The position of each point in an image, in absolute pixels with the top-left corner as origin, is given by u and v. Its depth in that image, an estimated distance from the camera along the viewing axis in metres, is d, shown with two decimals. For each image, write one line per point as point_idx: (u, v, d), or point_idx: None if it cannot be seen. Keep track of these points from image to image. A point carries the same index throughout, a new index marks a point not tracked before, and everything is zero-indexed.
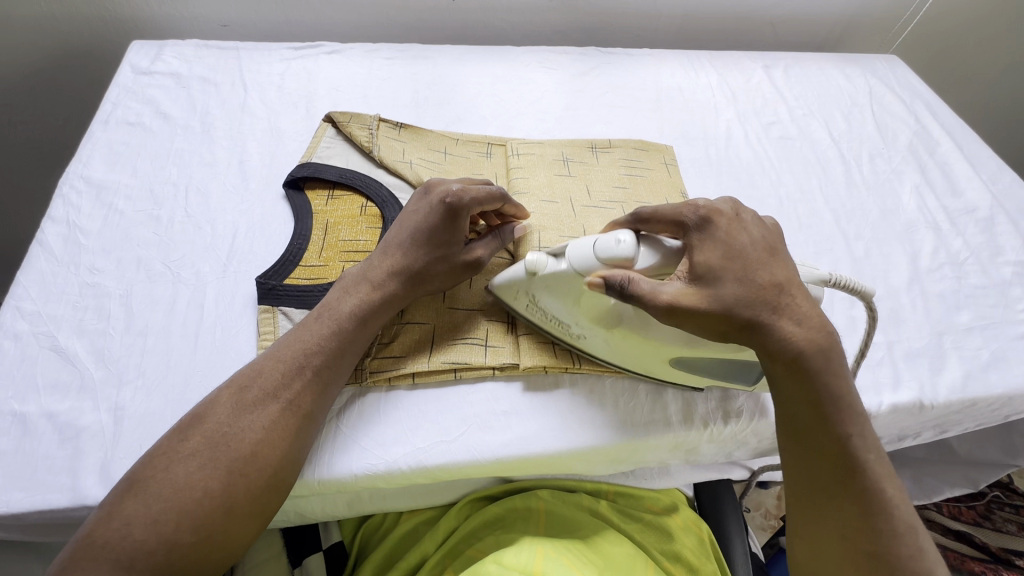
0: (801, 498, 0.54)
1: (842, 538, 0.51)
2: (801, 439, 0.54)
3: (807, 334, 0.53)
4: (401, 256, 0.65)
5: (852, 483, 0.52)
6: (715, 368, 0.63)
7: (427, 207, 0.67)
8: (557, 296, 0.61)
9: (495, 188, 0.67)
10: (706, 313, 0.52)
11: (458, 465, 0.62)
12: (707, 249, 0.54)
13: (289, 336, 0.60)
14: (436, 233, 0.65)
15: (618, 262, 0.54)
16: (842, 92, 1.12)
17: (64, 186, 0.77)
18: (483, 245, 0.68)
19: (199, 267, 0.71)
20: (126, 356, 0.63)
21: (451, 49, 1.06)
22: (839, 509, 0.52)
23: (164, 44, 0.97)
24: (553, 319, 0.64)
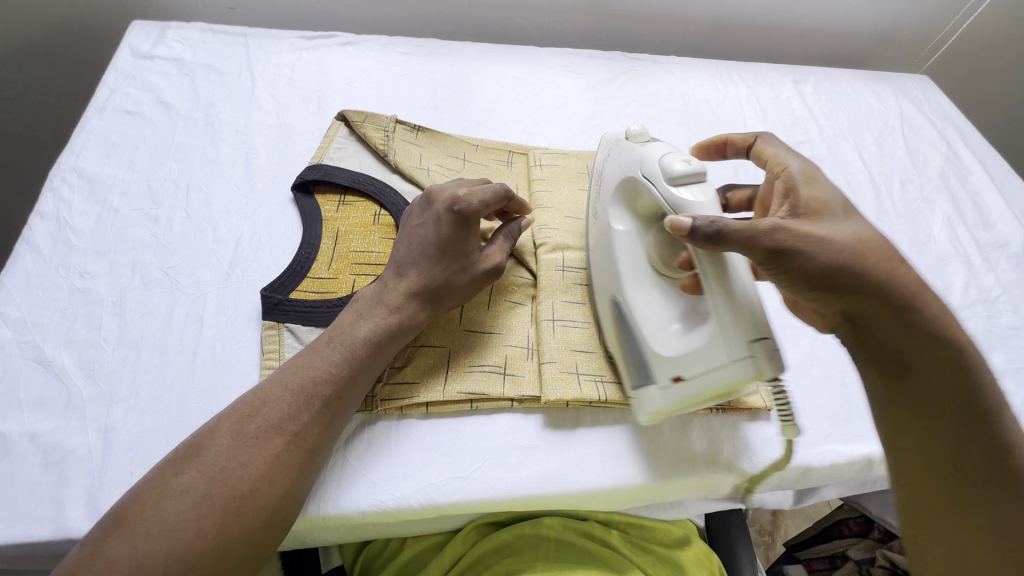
0: (936, 505, 0.50)
1: (990, 551, 0.47)
2: (934, 438, 0.50)
3: (929, 306, 0.51)
4: (415, 273, 0.61)
5: (1008, 493, 0.48)
6: (631, 338, 0.60)
7: (437, 220, 0.62)
8: (616, 174, 0.64)
9: (501, 187, 0.64)
10: (808, 258, 0.50)
11: (473, 502, 0.58)
12: (805, 186, 0.56)
13: (297, 360, 0.56)
14: (451, 246, 0.62)
15: (679, 183, 0.56)
16: (873, 112, 1.08)
17: (56, 178, 0.72)
18: (498, 248, 0.65)
19: (198, 275, 0.66)
20: (118, 372, 0.59)
21: (471, 47, 1.01)
22: (982, 520, 0.48)
23: (167, 26, 0.91)
24: (600, 199, 0.66)
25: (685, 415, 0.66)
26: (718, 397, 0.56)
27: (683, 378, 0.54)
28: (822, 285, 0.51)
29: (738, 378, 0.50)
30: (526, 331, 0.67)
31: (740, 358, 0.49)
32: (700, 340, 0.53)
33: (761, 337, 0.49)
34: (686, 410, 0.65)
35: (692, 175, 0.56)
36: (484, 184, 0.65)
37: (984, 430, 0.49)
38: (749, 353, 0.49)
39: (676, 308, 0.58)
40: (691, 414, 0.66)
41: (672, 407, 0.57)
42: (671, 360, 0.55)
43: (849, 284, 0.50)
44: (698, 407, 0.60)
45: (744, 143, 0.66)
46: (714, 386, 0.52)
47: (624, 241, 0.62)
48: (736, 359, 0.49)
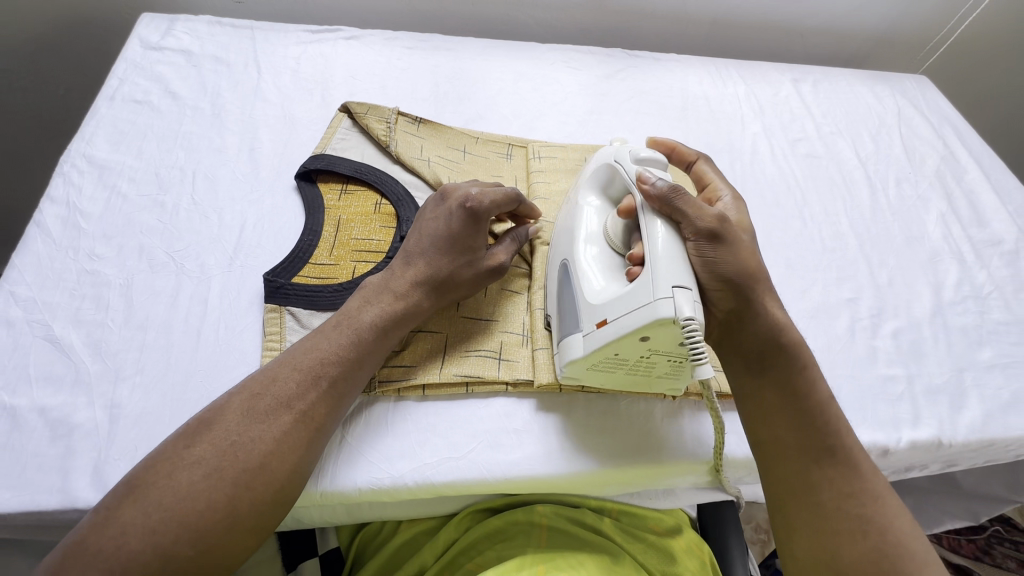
0: (789, 491, 0.55)
1: (838, 526, 0.53)
2: (779, 432, 0.57)
3: (781, 322, 0.58)
4: (423, 263, 0.62)
5: (842, 471, 0.55)
6: (569, 300, 0.62)
7: (449, 214, 0.64)
8: (590, 167, 0.69)
9: (511, 190, 0.66)
10: (730, 254, 0.55)
11: (466, 482, 0.59)
12: (734, 211, 0.64)
13: (304, 342, 0.57)
14: (460, 240, 0.63)
15: (643, 163, 0.62)
16: (871, 111, 1.09)
17: (65, 164, 0.73)
18: (504, 249, 0.67)
19: (203, 259, 0.68)
20: (124, 351, 0.61)
21: (473, 42, 1.02)
22: (828, 496, 0.54)
23: (176, 18, 0.93)
24: (574, 184, 0.71)
25: (677, 402, 0.67)
26: (635, 352, 0.55)
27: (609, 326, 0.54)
28: (732, 287, 0.56)
29: (655, 318, 0.50)
30: (521, 318, 0.69)
31: (660, 299, 0.50)
32: (628, 289, 0.54)
33: (682, 284, 0.51)
34: (677, 397, 0.67)
35: (655, 162, 0.62)
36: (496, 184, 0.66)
37: (823, 422, 0.56)
38: (670, 294, 0.50)
39: (611, 274, 0.61)
40: (683, 401, 0.67)
41: (599, 358, 0.56)
42: (597, 307, 0.56)
43: (745, 295, 0.56)
44: (622, 372, 0.60)
45: (687, 156, 0.72)
46: (634, 331, 0.52)
47: (585, 212, 0.65)
48: (658, 298, 0.50)
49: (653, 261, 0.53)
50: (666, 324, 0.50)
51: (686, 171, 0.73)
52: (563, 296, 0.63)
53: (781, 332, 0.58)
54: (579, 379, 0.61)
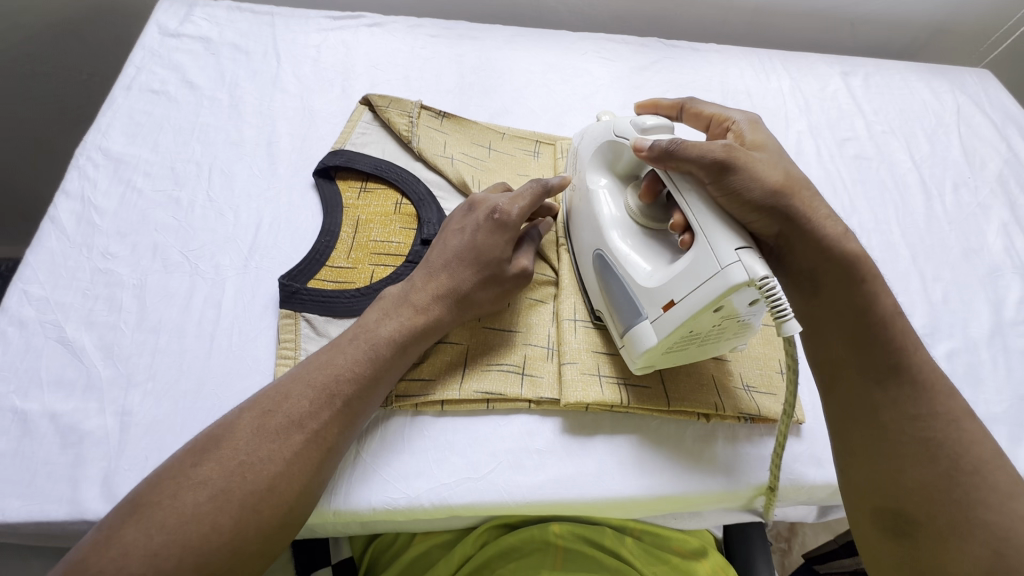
0: (850, 417, 0.53)
1: (902, 451, 0.49)
2: (835, 345, 0.55)
3: (836, 235, 0.54)
4: (447, 275, 0.59)
5: (908, 392, 0.51)
6: (611, 270, 0.61)
7: (476, 227, 0.61)
8: (588, 148, 0.68)
9: (538, 187, 0.62)
10: (748, 178, 0.53)
11: (485, 504, 0.56)
12: (749, 132, 0.61)
13: (320, 355, 0.54)
14: (487, 253, 0.60)
15: (648, 133, 0.60)
16: (926, 108, 1.01)
17: (81, 157, 0.71)
18: (525, 255, 0.63)
19: (218, 259, 0.66)
20: (137, 356, 0.59)
21: (500, 30, 0.97)
22: (887, 418, 0.51)
23: (194, 4, 0.90)
24: (576, 172, 0.69)
25: (710, 424, 0.63)
26: (708, 325, 0.54)
27: (674, 305, 0.53)
28: (761, 206, 0.53)
29: (727, 285, 0.49)
30: (546, 329, 0.65)
31: (729, 265, 0.49)
32: (687, 263, 0.53)
33: (746, 246, 0.50)
34: (711, 419, 0.62)
35: (661, 129, 0.61)
36: (524, 188, 0.63)
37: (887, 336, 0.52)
38: (737, 259, 0.49)
39: (651, 255, 0.60)
40: (716, 423, 0.63)
41: (667, 342, 0.55)
42: (660, 288, 0.55)
43: (778, 213, 0.53)
44: (693, 350, 0.59)
45: (672, 108, 0.69)
46: (702, 305, 0.51)
47: (601, 195, 0.64)
48: (726, 266, 0.49)
49: (704, 221, 0.53)
50: (739, 290, 0.49)
51: (678, 121, 0.69)
52: (604, 270, 0.62)
53: (837, 245, 0.54)
54: (653, 366, 0.60)
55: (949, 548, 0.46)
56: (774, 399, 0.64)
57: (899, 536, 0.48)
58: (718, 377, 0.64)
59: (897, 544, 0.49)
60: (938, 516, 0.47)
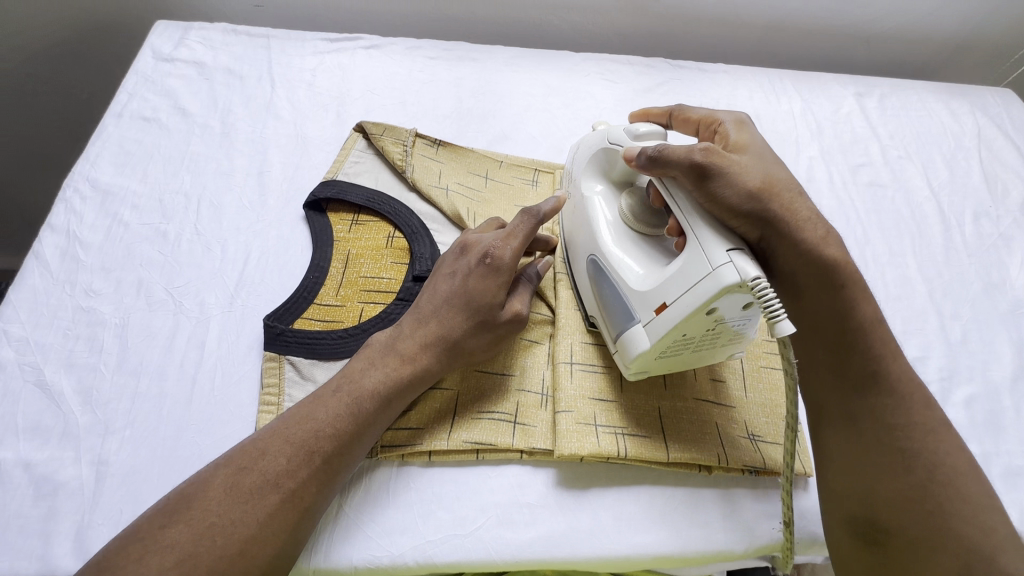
0: (831, 422, 0.53)
1: (878, 459, 0.50)
2: (820, 354, 0.55)
3: (817, 240, 0.54)
4: (436, 322, 0.56)
5: (886, 399, 0.51)
6: (600, 278, 0.60)
7: (467, 271, 0.58)
8: (580, 155, 0.67)
9: (530, 223, 0.60)
10: (731, 184, 0.52)
11: (473, 563, 0.54)
12: (734, 131, 0.60)
13: (301, 407, 0.52)
14: (478, 298, 0.57)
15: (642, 139, 0.59)
16: (945, 131, 0.97)
17: (69, 188, 0.70)
18: (520, 298, 0.60)
19: (203, 296, 0.64)
20: (116, 400, 0.57)
21: (501, 52, 0.95)
22: (867, 427, 0.51)
23: (190, 27, 0.89)
24: (569, 181, 0.69)
25: (712, 475, 0.60)
26: (702, 329, 0.52)
27: (666, 307, 0.52)
28: (744, 211, 0.51)
29: (719, 287, 0.47)
30: (541, 373, 0.62)
31: (720, 267, 0.47)
32: (678, 266, 0.51)
33: (737, 248, 0.48)
34: (714, 471, 0.59)
35: (654, 136, 0.59)
36: (517, 224, 0.60)
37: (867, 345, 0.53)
38: (728, 260, 0.47)
39: (646, 261, 0.58)
40: (719, 475, 0.60)
41: (658, 346, 0.53)
42: (651, 292, 0.53)
43: (763, 217, 0.52)
44: (689, 356, 0.57)
45: (661, 115, 0.68)
46: (695, 307, 0.49)
47: (595, 203, 0.63)
48: (717, 266, 0.48)
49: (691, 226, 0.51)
50: (731, 292, 0.47)
51: (668, 128, 0.68)
52: (595, 278, 0.61)
53: (820, 252, 0.53)
54: (645, 373, 0.58)
55: (919, 558, 0.46)
56: (782, 450, 0.61)
57: (868, 544, 0.49)
58: (722, 426, 0.61)
59: (868, 553, 0.49)
60: (909, 526, 0.47)
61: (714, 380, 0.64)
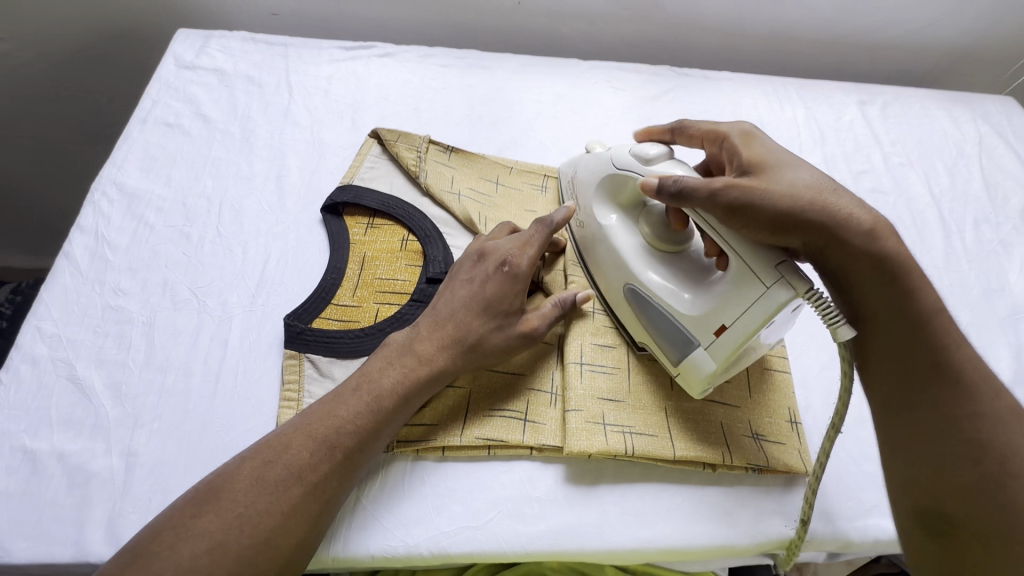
0: (888, 415, 0.51)
1: (940, 452, 0.47)
2: (872, 350, 0.51)
3: (866, 232, 0.50)
4: (452, 325, 0.59)
5: (950, 390, 0.48)
6: (644, 306, 0.62)
7: (485, 277, 0.61)
8: (588, 183, 0.70)
9: (544, 231, 0.63)
10: (758, 204, 0.52)
11: (485, 553, 0.56)
12: (743, 145, 0.60)
13: (322, 404, 0.54)
14: (494, 304, 0.60)
15: (651, 163, 0.62)
16: (946, 139, 0.99)
17: (97, 192, 0.73)
18: (540, 314, 0.61)
19: (225, 296, 0.67)
20: (144, 395, 0.60)
21: (511, 60, 0.97)
22: (926, 417, 0.48)
23: (210, 35, 0.92)
24: (580, 208, 0.71)
25: (716, 473, 0.62)
26: (760, 341, 0.56)
27: (725, 328, 0.55)
28: (778, 228, 0.52)
29: (778, 305, 0.51)
30: (551, 374, 0.65)
31: (773, 285, 0.51)
32: (728, 287, 0.55)
33: (783, 261, 0.52)
34: (718, 468, 0.61)
35: (663, 157, 0.62)
36: (531, 234, 0.63)
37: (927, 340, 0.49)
38: (778, 277, 0.51)
39: (687, 282, 0.61)
40: (723, 473, 0.62)
41: (725, 365, 0.56)
42: (706, 316, 0.56)
43: (800, 227, 0.51)
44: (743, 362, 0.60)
45: (663, 133, 0.70)
46: (756, 324, 0.53)
47: (616, 232, 0.66)
48: (770, 286, 0.51)
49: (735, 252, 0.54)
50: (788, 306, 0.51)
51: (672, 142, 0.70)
52: (637, 306, 0.63)
53: (874, 247, 0.50)
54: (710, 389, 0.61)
55: (989, 555, 0.43)
56: (785, 449, 0.63)
57: (934, 538, 0.46)
58: (726, 425, 0.63)
59: (936, 544, 0.46)
60: (977, 522, 0.44)
61: (719, 381, 0.66)
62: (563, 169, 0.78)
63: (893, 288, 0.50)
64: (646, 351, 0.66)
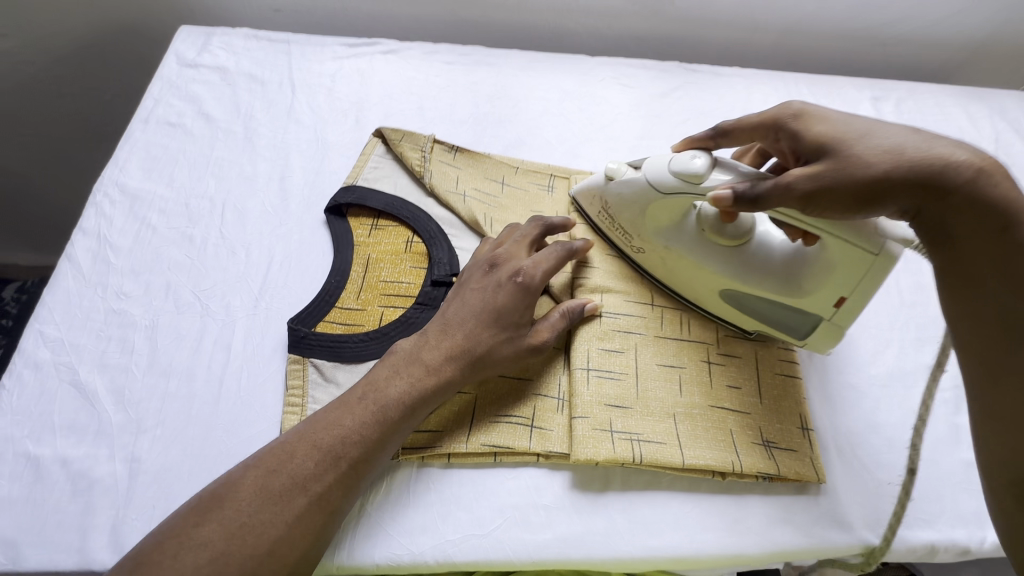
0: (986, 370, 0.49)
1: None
2: (984, 307, 0.49)
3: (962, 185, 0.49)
4: (462, 335, 0.58)
5: None
6: (752, 301, 0.65)
7: (496, 287, 0.60)
8: (630, 208, 0.68)
9: (561, 253, 0.63)
10: (845, 188, 0.50)
11: (491, 562, 0.55)
12: (804, 116, 0.57)
13: (328, 412, 0.53)
14: (505, 314, 0.59)
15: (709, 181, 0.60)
16: (962, 136, 0.96)
17: (99, 193, 0.72)
18: (548, 325, 0.62)
19: (228, 300, 0.66)
20: (147, 400, 0.59)
21: (517, 56, 0.96)
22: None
23: (212, 32, 0.91)
24: (631, 232, 0.70)
25: (725, 481, 0.61)
26: None
27: (845, 300, 0.59)
28: (871, 204, 0.50)
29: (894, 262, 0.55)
30: (558, 379, 0.64)
31: (885, 249, 0.54)
32: (834, 264, 0.58)
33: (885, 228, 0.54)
34: (727, 476, 0.60)
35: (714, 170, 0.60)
36: (547, 253, 0.63)
37: None
38: (885, 243, 0.54)
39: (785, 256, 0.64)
40: (732, 481, 0.61)
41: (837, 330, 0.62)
42: (822, 294, 0.60)
43: (898, 198, 0.50)
44: None
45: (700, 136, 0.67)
46: (878, 283, 0.57)
47: (688, 249, 0.66)
48: (884, 250, 0.54)
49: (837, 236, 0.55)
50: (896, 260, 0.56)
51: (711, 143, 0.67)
52: (743, 302, 0.66)
53: (978, 198, 0.48)
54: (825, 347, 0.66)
55: None
56: (795, 457, 0.62)
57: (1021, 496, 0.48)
58: (735, 432, 0.62)
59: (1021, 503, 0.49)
60: None
61: (729, 387, 0.65)
62: (573, 193, 0.76)
63: (1003, 236, 0.48)
64: (656, 356, 0.66)
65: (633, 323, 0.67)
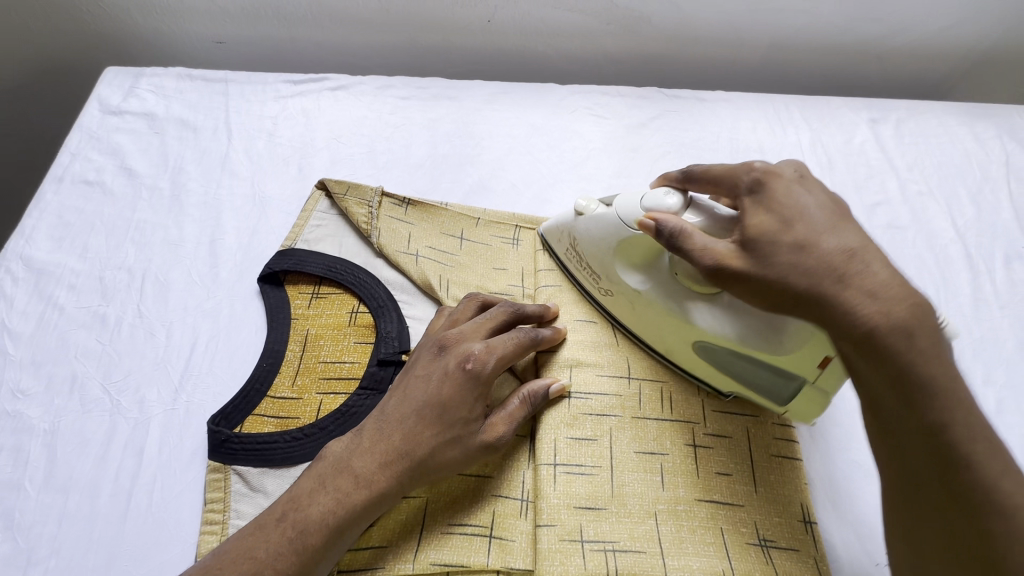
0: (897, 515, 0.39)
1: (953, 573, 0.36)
2: (885, 433, 0.39)
3: (880, 304, 0.39)
4: (401, 435, 0.49)
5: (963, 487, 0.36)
6: (730, 360, 0.56)
7: (443, 375, 0.52)
8: (598, 246, 0.61)
9: (523, 340, 0.55)
10: (753, 282, 0.45)
11: None
12: (765, 188, 0.48)
13: (240, 539, 0.45)
14: (452, 409, 0.50)
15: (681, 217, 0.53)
16: (969, 160, 0.88)
17: (0, 269, 0.64)
18: (506, 415, 0.53)
19: (143, 393, 0.58)
20: (39, 524, 0.51)
21: (481, 87, 0.87)
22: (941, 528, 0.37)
23: (141, 73, 0.82)
24: (598, 271, 0.62)
25: None
26: None
27: (830, 360, 0.50)
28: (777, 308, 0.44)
29: None
30: (522, 476, 0.56)
31: None
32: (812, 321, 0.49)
33: None
34: None
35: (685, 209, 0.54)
36: (503, 340, 0.54)
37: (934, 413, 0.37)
38: None
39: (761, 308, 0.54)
40: None
41: (824, 397, 0.54)
42: (806, 354, 0.51)
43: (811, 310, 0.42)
44: None
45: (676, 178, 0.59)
46: None
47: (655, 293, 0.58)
48: None
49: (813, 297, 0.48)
50: None
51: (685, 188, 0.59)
52: (719, 361, 0.57)
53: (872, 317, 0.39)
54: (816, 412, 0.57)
55: None
56: (799, 561, 0.52)
57: None
58: (728, 533, 0.53)
59: None
60: None
61: (719, 475, 0.56)
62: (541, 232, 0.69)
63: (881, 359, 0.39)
64: (634, 443, 0.57)
65: (607, 404, 0.58)
